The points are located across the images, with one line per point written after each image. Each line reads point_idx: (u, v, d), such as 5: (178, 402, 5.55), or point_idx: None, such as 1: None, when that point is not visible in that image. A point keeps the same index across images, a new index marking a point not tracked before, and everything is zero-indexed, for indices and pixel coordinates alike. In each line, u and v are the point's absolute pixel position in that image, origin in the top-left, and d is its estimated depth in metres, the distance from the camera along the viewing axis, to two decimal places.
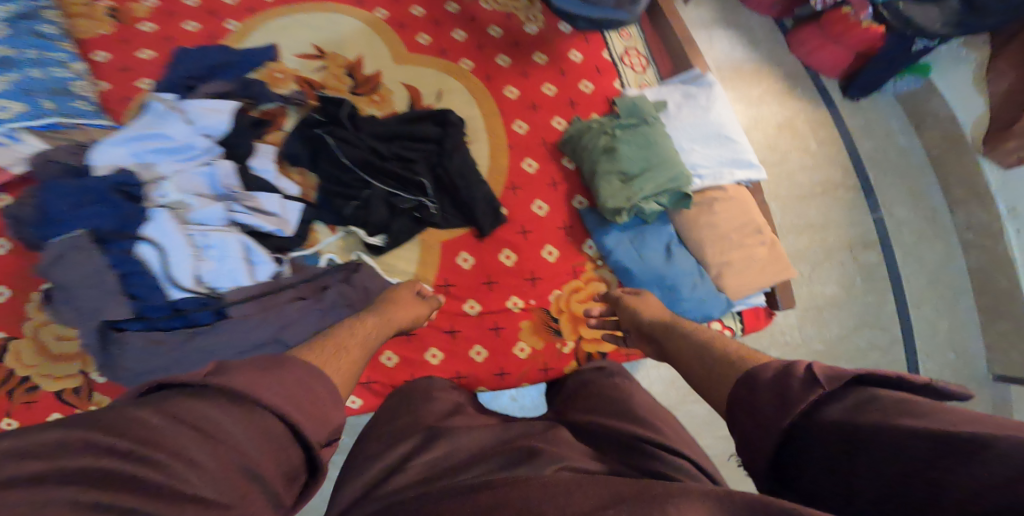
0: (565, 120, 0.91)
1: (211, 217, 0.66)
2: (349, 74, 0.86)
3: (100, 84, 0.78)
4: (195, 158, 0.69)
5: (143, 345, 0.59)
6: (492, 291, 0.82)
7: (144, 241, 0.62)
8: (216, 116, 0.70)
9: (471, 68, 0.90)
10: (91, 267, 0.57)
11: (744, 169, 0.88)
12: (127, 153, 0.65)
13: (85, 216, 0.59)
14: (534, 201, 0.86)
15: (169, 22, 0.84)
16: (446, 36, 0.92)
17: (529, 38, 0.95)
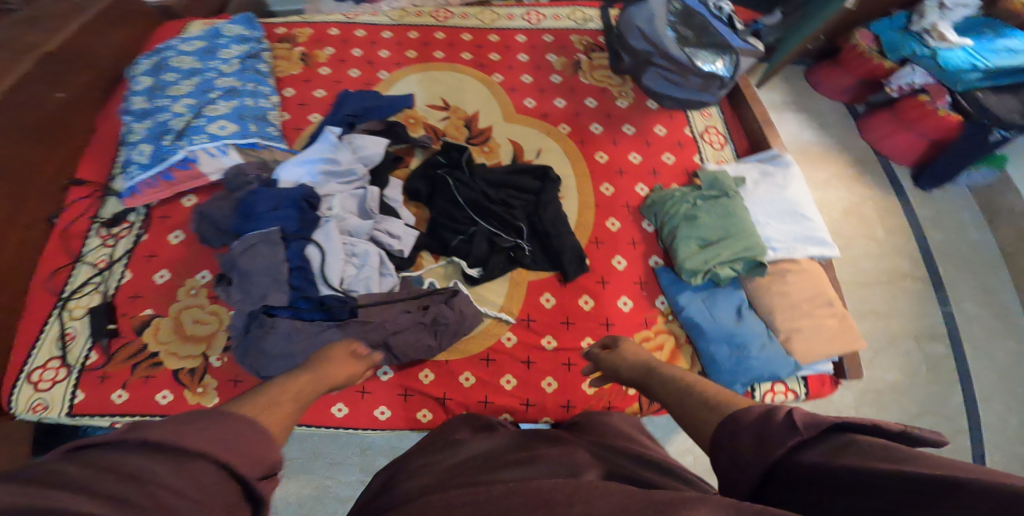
0: (647, 187, 1.09)
1: (357, 230, 0.95)
2: (467, 127, 1.14)
3: (284, 114, 1.17)
4: (348, 179, 1.01)
5: (289, 330, 0.84)
6: (569, 329, 0.96)
7: (313, 244, 0.91)
8: (368, 151, 1.02)
9: (568, 132, 1.14)
10: (275, 259, 0.87)
11: (818, 246, 0.99)
12: (303, 172, 0.98)
13: (279, 218, 0.91)
14: (614, 256, 1.02)
15: (339, 70, 1.23)
16: (549, 103, 1.19)
17: (621, 111, 1.19)
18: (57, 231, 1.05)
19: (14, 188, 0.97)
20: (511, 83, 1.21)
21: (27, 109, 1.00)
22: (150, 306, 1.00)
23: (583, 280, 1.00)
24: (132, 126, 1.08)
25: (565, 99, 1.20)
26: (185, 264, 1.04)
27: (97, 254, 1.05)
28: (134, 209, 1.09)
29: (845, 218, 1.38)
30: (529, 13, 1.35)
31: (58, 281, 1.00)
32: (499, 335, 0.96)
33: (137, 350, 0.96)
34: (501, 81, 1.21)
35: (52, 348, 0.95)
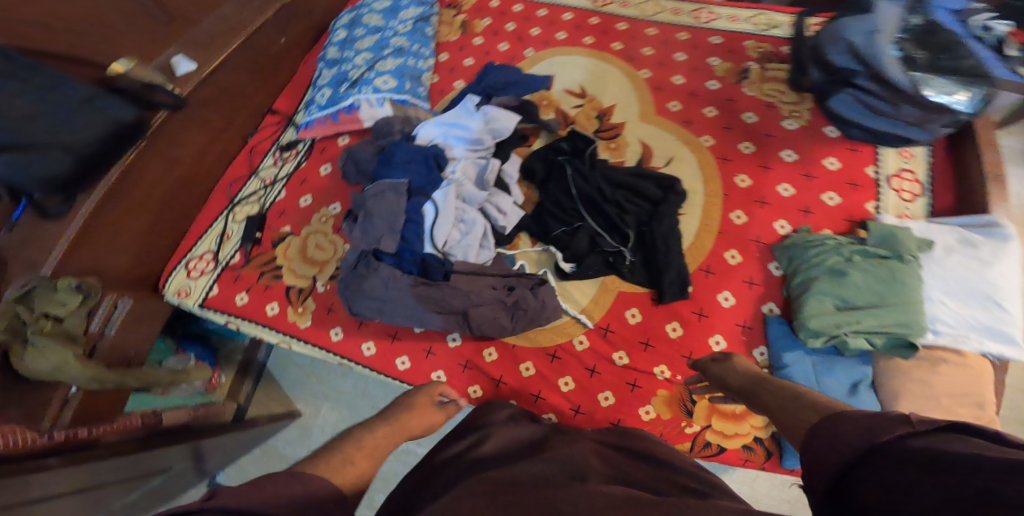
0: (790, 226, 0.93)
1: (470, 198, 1.00)
2: (598, 118, 1.10)
3: (433, 77, 1.26)
4: (475, 149, 1.05)
5: (389, 276, 0.94)
6: (645, 352, 0.90)
7: (429, 202, 0.98)
8: (501, 125, 1.05)
9: (710, 146, 1.02)
10: (396, 207, 0.96)
11: (1001, 344, 0.76)
12: (436, 133, 1.06)
13: (409, 171, 0.99)
14: (721, 291, 0.90)
15: (491, 42, 1.27)
16: (696, 109, 1.08)
17: (783, 133, 1.01)
18: (247, 147, 1.32)
19: (231, 108, 1.26)
20: (658, 81, 1.13)
21: (255, 49, 1.26)
22: (288, 224, 1.22)
23: (677, 304, 0.91)
24: (322, 72, 1.26)
25: (718, 108, 1.07)
26: (325, 194, 1.23)
27: (267, 172, 1.29)
28: (303, 140, 1.30)
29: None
30: (698, 9, 1.23)
31: (235, 188, 1.27)
32: (572, 336, 0.94)
33: (268, 259, 1.19)
34: (648, 77, 1.13)
35: (214, 239, 1.22)
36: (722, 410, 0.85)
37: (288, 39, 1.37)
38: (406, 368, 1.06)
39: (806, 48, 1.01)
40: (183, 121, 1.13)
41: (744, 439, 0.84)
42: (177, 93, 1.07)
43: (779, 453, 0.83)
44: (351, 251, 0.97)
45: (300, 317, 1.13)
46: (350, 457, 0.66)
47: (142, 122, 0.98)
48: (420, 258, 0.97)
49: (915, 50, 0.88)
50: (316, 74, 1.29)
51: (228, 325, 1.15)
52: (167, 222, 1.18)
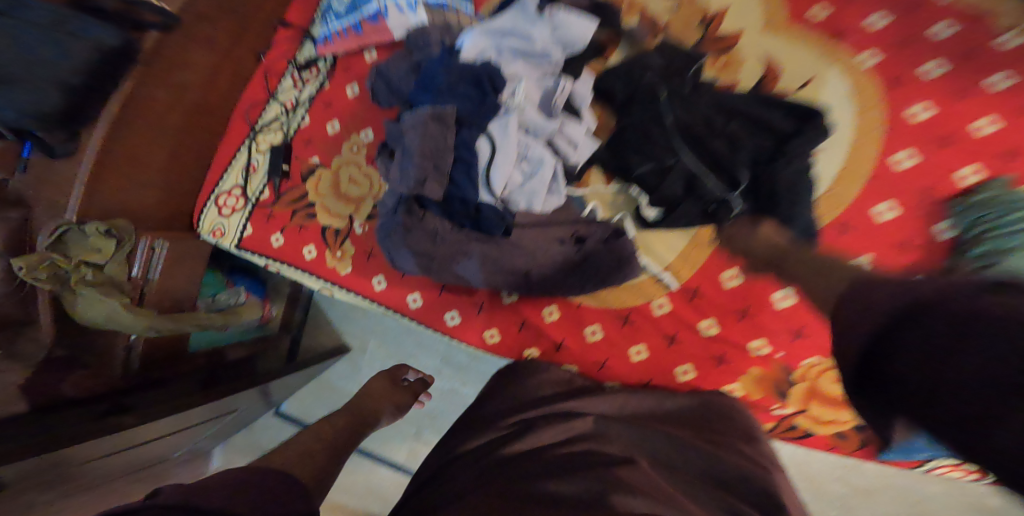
0: (978, 174, 0.78)
1: (537, 131, 0.83)
2: (705, 26, 0.89)
3: None
4: (541, 66, 0.85)
5: (442, 228, 0.84)
6: (739, 324, 0.86)
7: (485, 136, 0.80)
8: (574, 34, 0.83)
9: (873, 67, 0.82)
10: (442, 144, 0.79)
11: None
12: (488, 43, 0.82)
13: (457, 96, 0.80)
14: (863, 252, 0.82)
15: None
16: (855, 12, 0.84)
17: (987, 48, 0.78)
18: (262, 66, 1.15)
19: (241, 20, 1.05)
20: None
21: None
22: (316, 155, 1.12)
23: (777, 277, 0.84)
24: None
25: (892, 15, 0.82)
26: (354, 117, 1.11)
27: (287, 96, 1.14)
28: (324, 57, 1.12)
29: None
30: None
31: (253, 114, 1.14)
32: (651, 298, 0.90)
33: (299, 195, 1.11)
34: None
35: (239, 173, 1.13)
36: (824, 396, 0.85)
37: None
38: (455, 324, 1.03)
39: None
40: (185, 40, 0.93)
41: (841, 426, 0.85)
42: (168, 12, 0.85)
43: (877, 445, 0.85)
44: (388, 194, 0.86)
45: (339, 263, 1.08)
46: (310, 450, 0.74)
47: (130, 47, 0.82)
48: (474, 207, 0.83)
49: None
50: None
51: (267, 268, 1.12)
52: (186, 155, 1.07)
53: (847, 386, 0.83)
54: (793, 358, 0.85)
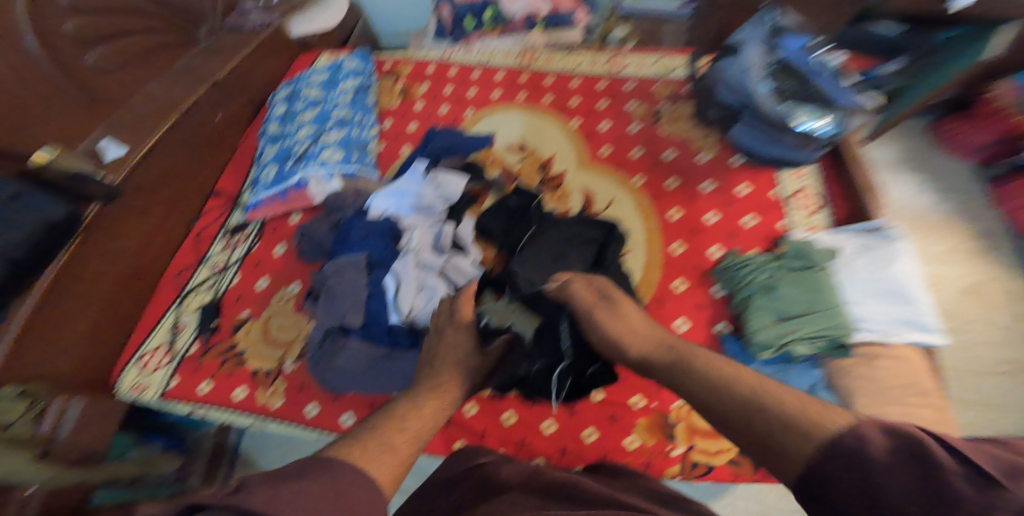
0: (722, 250, 1.07)
1: (432, 263, 1.04)
2: (542, 170, 1.23)
3: (379, 146, 1.32)
4: (433, 216, 1.12)
5: (360, 348, 0.98)
6: (619, 384, 1.01)
7: (391, 272, 1.02)
8: (453, 188, 1.13)
9: (642, 186, 1.17)
10: (354, 285, 1.00)
11: (922, 333, 0.90)
12: (388, 203, 1.11)
13: (367, 242, 1.06)
14: (678, 317, 1.02)
15: (433, 106, 1.37)
16: (625, 152, 1.23)
17: (699, 167, 1.18)
18: (191, 235, 1.30)
19: (175, 194, 1.24)
20: (588, 129, 1.27)
21: (191, 129, 1.24)
22: (246, 308, 1.18)
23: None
24: (266, 149, 1.29)
25: (644, 148, 1.23)
26: (283, 272, 1.21)
27: (217, 258, 1.27)
28: (252, 221, 1.29)
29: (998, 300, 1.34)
30: (613, 59, 1.37)
31: (184, 277, 1.25)
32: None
33: (227, 345, 1.14)
34: (579, 126, 1.28)
35: (167, 330, 1.18)
36: (702, 431, 0.95)
37: (226, 114, 1.36)
38: None
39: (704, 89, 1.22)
40: (121, 211, 1.10)
41: (728, 454, 0.93)
42: (110, 181, 1.03)
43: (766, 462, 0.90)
44: (315, 330, 1.02)
45: (270, 399, 1.08)
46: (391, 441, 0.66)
47: (73, 217, 0.96)
48: (387, 328, 1.00)
49: (784, 82, 1.09)
50: (259, 151, 1.31)
51: (193, 416, 1.09)
52: (107, 322, 1.11)
53: None
54: (667, 404, 0.98)
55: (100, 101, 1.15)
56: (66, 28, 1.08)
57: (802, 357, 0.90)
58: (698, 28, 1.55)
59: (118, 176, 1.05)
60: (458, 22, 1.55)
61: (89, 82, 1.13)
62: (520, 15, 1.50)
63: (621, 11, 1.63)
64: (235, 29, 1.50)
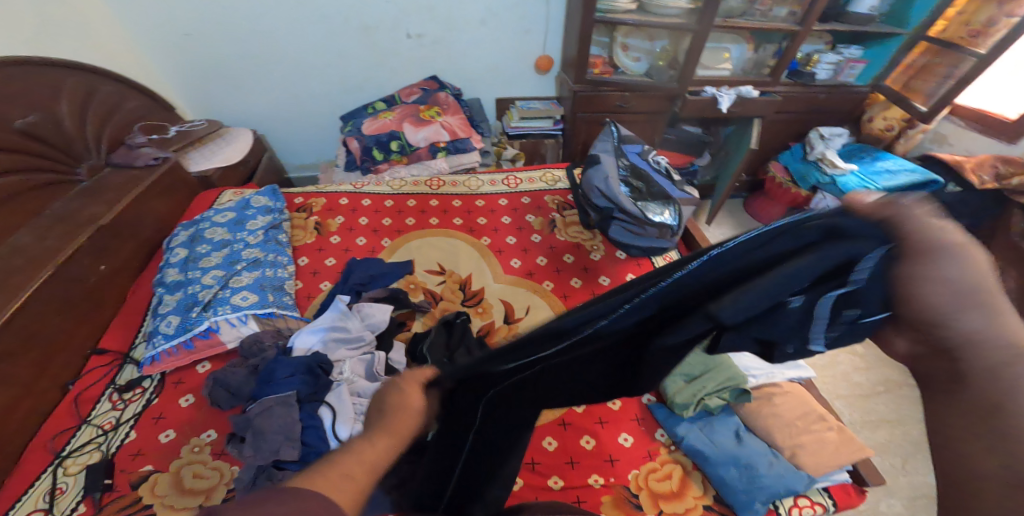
0: None
1: (366, 390, 1.01)
2: (461, 289, 1.30)
3: (297, 284, 1.30)
4: (361, 346, 1.10)
5: None
6: (574, 468, 1.00)
7: (326, 405, 0.97)
8: (380, 317, 1.15)
9: (551, 288, 1.31)
10: (286, 419, 0.92)
11: (793, 368, 1.19)
12: (312, 339, 1.08)
13: (295, 380, 0.98)
14: (610, 398, 1.13)
15: (350, 238, 1.43)
16: (532, 260, 1.40)
17: (595, 263, 1.40)
18: (67, 400, 1.05)
19: (46, 354, 1.04)
20: (498, 245, 1.44)
21: (68, 282, 1.10)
22: (150, 462, 0.95)
23: (582, 421, 1.08)
24: (163, 297, 1.19)
25: (547, 256, 1.41)
26: (192, 424, 1.02)
27: (105, 416, 1.03)
28: (150, 375, 1.10)
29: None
30: (509, 178, 1.66)
31: (61, 440, 0.98)
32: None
33: (129, 502, 0.89)
34: (489, 243, 1.44)
35: (40, 499, 0.89)
36: (663, 493, 0.96)
37: (110, 264, 1.23)
38: None
39: (582, 198, 1.50)
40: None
41: (693, 511, 0.95)
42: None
43: (727, 507, 0.96)
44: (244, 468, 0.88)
45: None
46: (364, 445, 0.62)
47: None
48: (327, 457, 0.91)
49: (635, 181, 1.50)
50: (157, 302, 1.20)
51: None
52: None
53: (669, 478, 0.99)
54: (623, 477, 0.99)
55: None
56: None
57: (718, 408, 1.07)
58: (569, 143, 1.92)
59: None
60: (366, 154, 1.69)
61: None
62: (423, 144, 1.70)
63: (508, 134, 1.94)
64: (125, 165, 1.43)
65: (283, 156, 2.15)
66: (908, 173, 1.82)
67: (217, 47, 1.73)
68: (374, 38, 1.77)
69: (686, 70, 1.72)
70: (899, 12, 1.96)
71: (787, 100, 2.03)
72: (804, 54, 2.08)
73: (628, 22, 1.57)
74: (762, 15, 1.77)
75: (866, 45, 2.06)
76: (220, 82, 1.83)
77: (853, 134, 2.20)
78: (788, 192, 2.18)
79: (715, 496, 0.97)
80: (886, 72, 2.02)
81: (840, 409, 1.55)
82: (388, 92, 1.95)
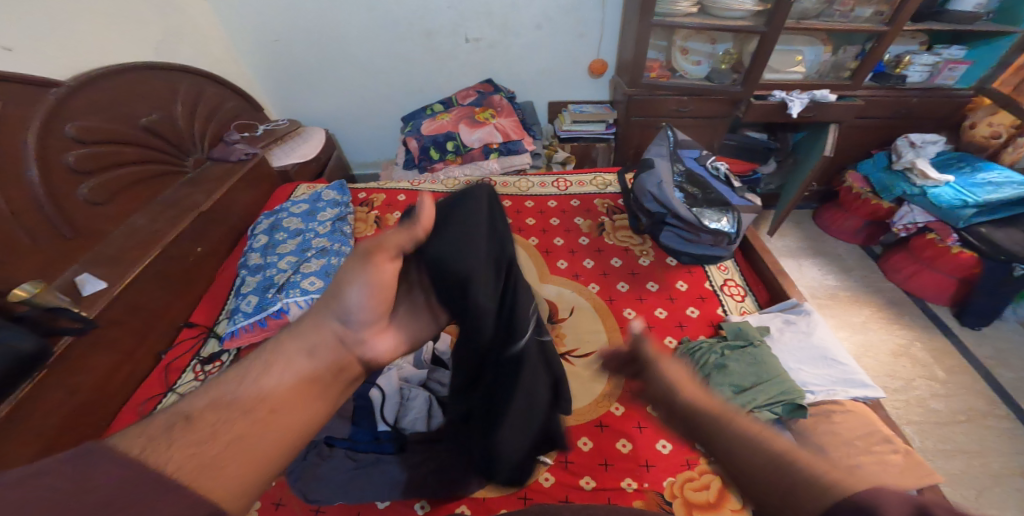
0: (676, 339, 1.22)
1: (414, 376, 1.06)
2: None
3: None
4: None
5: (346, 459, 0.94)
6: (607, 471, 1.00)
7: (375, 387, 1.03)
8: None
9: (597, 292, 1.33)
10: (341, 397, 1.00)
11: (860, 387, 1.09)
12: None
13: None
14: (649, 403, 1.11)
15: None
16: (580, 263, 1.41)
17: (643, 269, 1.39)
18: (160, 366, 1.20)
19: (146, 322, 1.19)
20: (545, 246, 1.46)
21: (170, 260, 1.26)
22: None
23: (620, 425, 1.07)
24: (246, 278, 1.34)
25: (593, 260, 1.41)
26: None
27: (186, 387, 1.15)
28: (228, 350, 1.22)
29: (896, 359, 1.67)
30: (559, 181, 1.68)
31: (149, 405, 1.12)
32: (538, 475, 0.98)
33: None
34: (536, 244, 1.46)
35: None
36: (700, 504, 0.94)
37: (205, 246, 1.39)
38: None
39: (633, 202, 1.50)
40: (89, 348, 1.05)
41: None
42: (84, 316, 1.03)
43: None
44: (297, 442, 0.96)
45: None
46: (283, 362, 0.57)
47: (42, 350, 0.93)
48: (373, 435, 0.98)
49: (690, 187, 1.46)
50: (240, 282, 1.34)
51: None
52: (66, 436, 1.00)
53: (706, 488, 0.96)
54: (657, 483, 0.97)
55: (85, 231, 1.20)
56: (65, 160, 1.17)
57: (768, 423, 1.01)
58: (621, 148, 1.90)
59: (91, 311, 1.05)
60: (424, 153, 1.77)
61: (74, 215, 1.17)
62: (477, 145, 1.76)
63: (560, 136, 1.95)
64: (221, 159, 1.62)
65: (350, 154, 2.30)
66: (1015, 186, 1.62)
67: (297, 53, 1.90)
68: (435, 43, 1.86)
69: (752, 74, 1.64)
70: (1012, 11, 1.74)
71: (868, 104, 1.87)
72: (893, 56, 1.90)
73: (688, 25, 1.53)
74: (841, 17, 1.65)
75: (968, 44, 1.87)
76: (299, 85, 2.01)
77: (950, 141, 1.99)
78: (866, 204, 2.00)
79: None
80: (993, 73, 1.81)
81: (914, 438, 1.44)
82: (446, 95, 2.03)
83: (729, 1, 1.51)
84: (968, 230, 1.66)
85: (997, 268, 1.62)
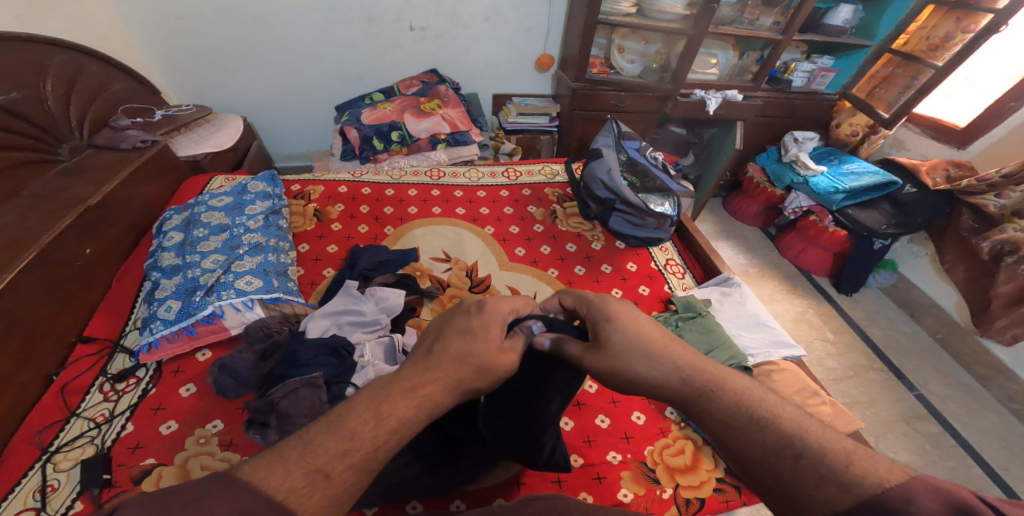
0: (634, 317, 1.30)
1: (375, 356, 1.00)
2: (468, 276, 1.31)
3: (297, 270, 1.27)
4: (376, 328, 1.07)
5: None
6: (592, 446, 1.02)
7: (352, 385, 0.92)
8: (396, 299, 1.13)
9: (557, 275, 1.35)
10: (315, 401, 0.88)
11: (786, 348, 1.25)
12: (320, 318, 1.05)
13: (319, 363, 0.94)
14: None
15: (351, 226, 1.41)
16: (538, 250, 1.42)
17: (597, 253, 1.45)
18: (52, 390, 0.97)
19: (27, 342, 0.95)
20: (502, 234, 1.45)
21: (56, 263, 1.02)
22: (152, 455, 0.89)
23: (596, 401, 1.10)
24: (158, 281, 1.12)
25: (550, 246, 1.44)
26: (196, 413, 0.96)
27: (96, 409, 0.95)
28: (145, 364, 1.02)
29: (797, 324, 1.94)
30: (509, 171, 1.69)
31: (48, 434, 0.90)
32: (527, 459, 0.98)
33: (132, 498, 0.82)
34: (492, 232, 1.45)
35: (28, 498, 0.82)
36: (678, 467, 1.00)
37: (98, 247, 1.15)
38: None
39: (582, 191, 1.56)
40: None
41: (708, 481, 0.99)
42: None
43: (742, 480, 1.00)
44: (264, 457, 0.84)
45: None
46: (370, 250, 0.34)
47: None
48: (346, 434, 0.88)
49: (631, 176, 1.55)
50: (151, 286, 1.12)
51: None
52: None
53: (682, 452, 1.03)
54: (639, 453, 1.02)
55: None
56: None
57: None
58: (565, 140, 1.97)
59: None
60: (366, 143, 1.66)
61: None
62: (424, 136, 1.70)
63: (505, 128, 1.96)
64: (109, 146, 1.35)
65: (271, 144, 2.08)
66: (871, 175, 1.95)
67: (207, 28, 1.66)
68: (377, 29, 1.76)
69: (679, 73, 1.80)
70: (868, 26, 2.11)
71: (767, 104, 2.16)
72: (783, 62, 2.21)
73: (627, 24, 1.64)
74: (749, 24, 1.89)
75: (837, 55, 2.23)
76: (211, 66, 1.77)
77: (824, 138, 2.37)
78: (764, 191, 2.30)
79: (726, 467, 1.02)
80: (852, 81, 2.19)
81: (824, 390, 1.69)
82: (386, 84, 1.94)
83: (664, 5, 1.65)
84: (840, 213, 2.00)
85: (861, 243, 1.96)
